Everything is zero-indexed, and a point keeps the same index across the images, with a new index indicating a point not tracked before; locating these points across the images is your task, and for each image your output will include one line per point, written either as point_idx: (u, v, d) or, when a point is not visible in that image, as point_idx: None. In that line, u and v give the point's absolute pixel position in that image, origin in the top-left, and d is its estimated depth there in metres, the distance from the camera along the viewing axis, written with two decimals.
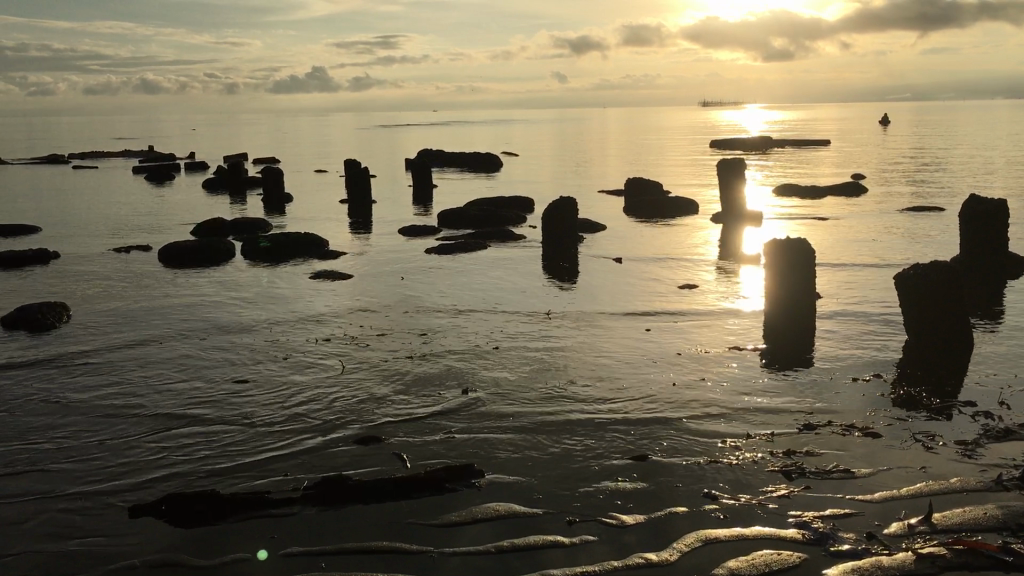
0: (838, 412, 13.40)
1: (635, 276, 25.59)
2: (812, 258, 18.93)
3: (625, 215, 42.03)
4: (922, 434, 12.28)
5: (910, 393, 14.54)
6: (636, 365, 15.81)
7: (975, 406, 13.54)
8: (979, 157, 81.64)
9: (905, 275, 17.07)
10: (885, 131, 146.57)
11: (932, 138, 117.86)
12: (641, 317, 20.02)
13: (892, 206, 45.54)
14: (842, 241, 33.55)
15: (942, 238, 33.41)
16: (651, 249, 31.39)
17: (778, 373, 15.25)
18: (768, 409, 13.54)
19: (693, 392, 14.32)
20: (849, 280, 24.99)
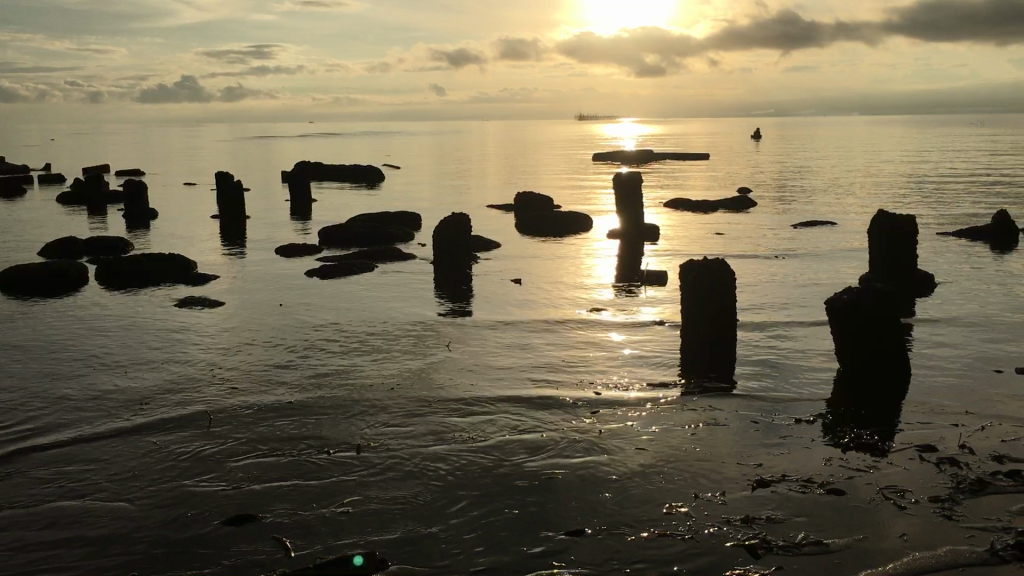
0: (788, 463, 11.85)
1: (536, 301, 23.86)
2: (733, 280, 17.10)
3: (517, 231, 40.32)
4: (888, 489, 10.76)
5: (856, 434, 13.07)
6: (555, 414, 14.03)
7: (933, 449, 12.14)
8: (849, 171, 83.78)
9: (837, 302, 15.62)
10: (755, 146, 150.42)
11: (800, 152, 121.29)
12: (550, 352, 18.28)
13: (781, 220, 45.31)
14: (743, 254, 32.69)
15: (839, 252, 32.86)
16: (547, 268, 29.68)
17: (711, 420, 13.70)
18: (710, 462, 11.93)
19: (621, 445, 12.64)
20: (760, 299, 23.79)
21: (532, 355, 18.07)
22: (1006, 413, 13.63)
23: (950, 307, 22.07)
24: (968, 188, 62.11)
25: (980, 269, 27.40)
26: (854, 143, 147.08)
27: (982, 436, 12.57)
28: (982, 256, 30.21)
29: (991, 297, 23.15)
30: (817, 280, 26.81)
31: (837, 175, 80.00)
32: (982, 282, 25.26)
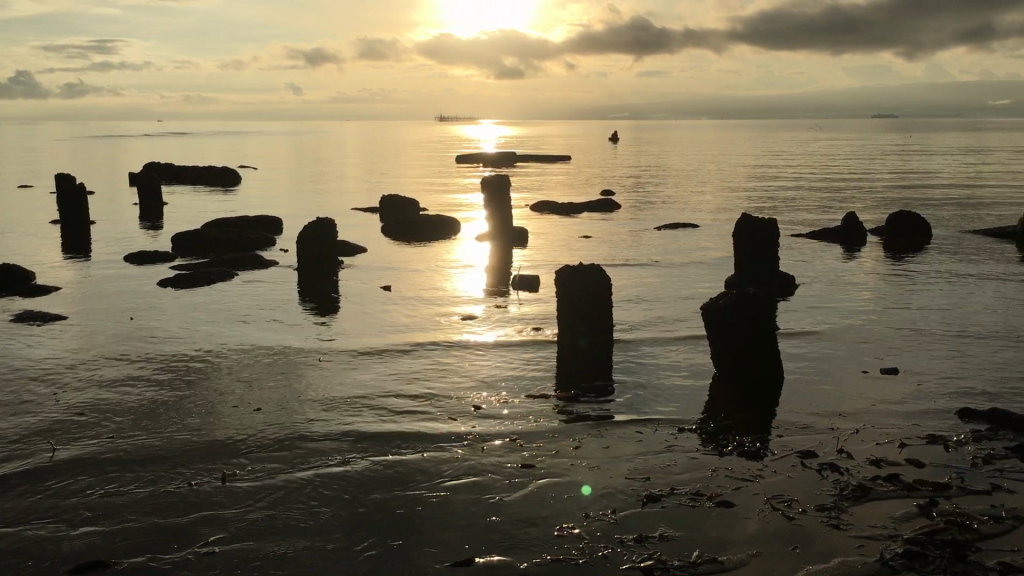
0: (675, 475, 11.66)
1: (407, 308, 23.20)
2: (609, 285, 17.10)
3: (382, 235, 39.45)
4: (775, 499, 10.68)
5: (737, 440, 13.03)
6: (434, 433, 13.42)
7: (813, 454, 12.19)
8: (703, 173, 86.51)
9: (714, 307, 15.61)
10: (612, 148, 153.53)
11: (656, 154, 124.61)
12: (425, 364, 17.69)
13: (644, 221, 46.11)
14: (609, 258, 32.89)
15: (701, 254, 33.57)
16: (415, 273, 29.04)
17: (595, 432, 13.42)
18: (598, 476, 11.61)
19: (505, 464, 12.16)
20: (631, 302, 23.84)
21: (406, 368, 17.38)
22: (875, 414, 13.92)
23: (812, 306, 22.65)
24: (815, 191, 64.92)
25: (835, 270, 28.39)
26: (705, 146, 152.32)
27: (857, 439, 12.74)
28: (835, 257, 31.36)
29: (849, 296, 23.95)
30: (683, 282, 27.19)
31: (693, 177, 82.43)
32: (838, 282, 26.12)
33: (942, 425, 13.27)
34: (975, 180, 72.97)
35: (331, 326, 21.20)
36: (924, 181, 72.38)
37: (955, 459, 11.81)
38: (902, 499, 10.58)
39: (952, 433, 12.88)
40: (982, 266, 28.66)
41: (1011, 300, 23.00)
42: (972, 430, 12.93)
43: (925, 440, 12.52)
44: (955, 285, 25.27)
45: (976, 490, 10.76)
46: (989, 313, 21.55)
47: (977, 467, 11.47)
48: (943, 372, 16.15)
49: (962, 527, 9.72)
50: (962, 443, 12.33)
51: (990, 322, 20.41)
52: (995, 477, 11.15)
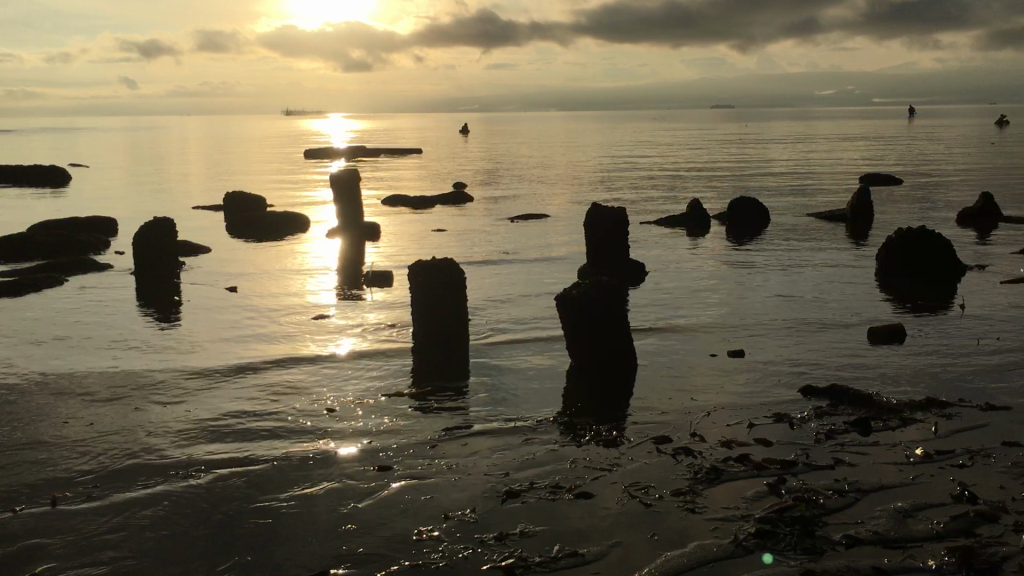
0: (533, 468, 11.58)
1: (255, 310, 22.37)
2: (463, 279, 17.24)
3: (227, 234, 38.06)
4: (633, 487, 10.73)
5: (594, 429, 13.08)
6: (285, 442, 12.91)
7: (668, 439, 12.35)
8: (553, 164, 87.72)
9: (564, 297, 15.83)
10: (463, 141, 153.68)
11: (507, 146, 125.49)
12: (275, 368, 17.05)
13: (497, 214, 46.26)
14: (463, 252, 32.77)
15: (554, 246, 33.93)
16: (263, 274, 28.10)
17: (452, 429, 13.20)
18: (456, 475, 11.40)
19: (360, 468, 11.79)
20: (486, 297, 23.78)
21: (255, 373, 16.68)
22: (725, 396, 14.28)
23: (662, 292, 23.18)
24: (660, 180, 66.91)
25: (682, 258, 29.22)
26: (555, 137, 154.62)
27: (709, 422, 13.01)
28: (681, 244, 32.30)
29: (696, 282, 24.66)
30: (537, 275, 27.37)
31: (544, 168, 83.48)
32: (686, 268, 26.89)
33: (786, 403, 13.74)
34: (807, 167, 76.98)
35: (173, 335, 20.15)
36: (762, 168, 75.76)
37: (800, 436, 12.22)
38: (753, 479, 10.84)
39: (796, 411, 13.36)
40: (816, 249, 30.13)
41: (844, 282, 24.26)
42: (813, 407, 13.44)
43: (771, 419, 12.92)
44: (792, 269, 26.44)
45: (820, 465, 11.16)
46: (824, 294, 22.63)
47: (820, 443, 11.91)
48: (785, 352, 16.79)
49: (808, 503, 10.04)
50: (805, 420, 12.79)
51: (827, 303, 21.43)
52: (837, 451, 11.60)
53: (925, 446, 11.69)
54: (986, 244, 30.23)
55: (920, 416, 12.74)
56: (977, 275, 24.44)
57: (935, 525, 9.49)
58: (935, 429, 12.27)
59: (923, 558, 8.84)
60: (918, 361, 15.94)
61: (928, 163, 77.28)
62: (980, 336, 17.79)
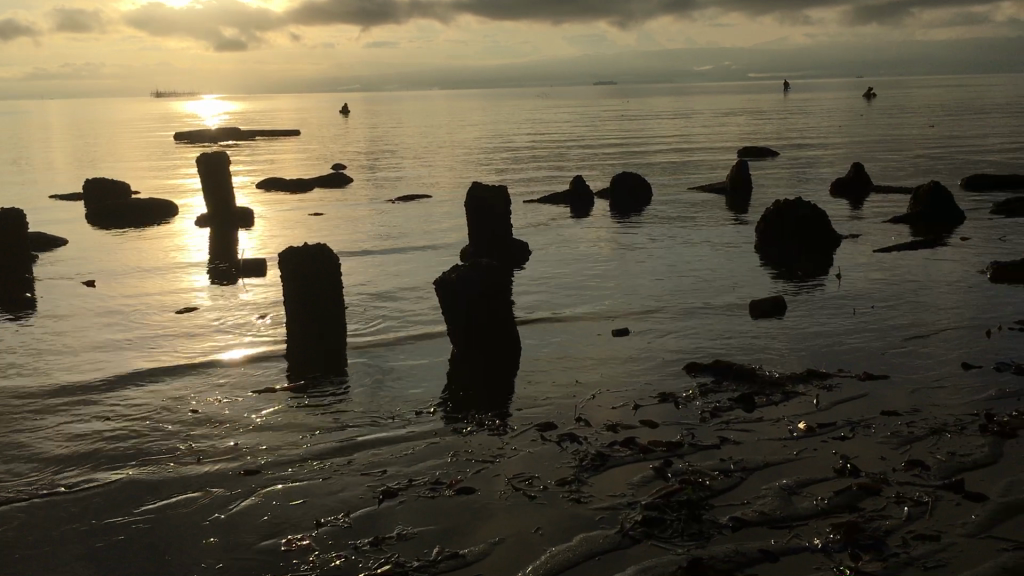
0: (413, 463, 11.02)
1: (117, 305, 21.06)
2: (338, 263, 16.55)
3: (89, 223, 36.01)
4: (516, 479, 10.30)
5: (476, 417, 12.60)
6: (144, 449, 11.96)
7: (552, 425, 11.97)
8: (437, 143, 86.85)
9: (446, 280, 15.25)
10: (344, 121, 150.88)
11: (389, 126, 123.63)
12: (138, 366, 15.98)
13: (379, 196, 45.29)
14: (343, 236, 31.78)
15: (437, 228, 33.35)
16: (129, 265, 26.61)
17: (328, 424, 12.50)
18: (331, 476, 10.73)
19: (226, 475, 10.98)
20: (367, 281, 22.98)
21: (115, 373, 15.54)
22: (610, 377, 13.99)
23: (546, 272, 22.85)
24: (544, 158, 66.92)
25: (566, 236, 29.01)
26: (438, 117, 153.44)
27: (594, 405, 12.69)
28: (565, 222, 32.12)
29: (581, 259, 24.44)
30: (420, 258, 26.74)
31: (427, 148, 82.50)
32: (569, 246, 26.73)
33: (671, 382, 13.55)
34: (686, 141, 78.36)
35: (26, 337, 18.71)
36: (643, 144, 76.79)
37: (686, 416, 12.02)
38: (639, 463, 10.54)
39: (680, 389, 13.19)
40: (697, 224, 30.40)
41: (725, 255, 24.46)
42: (698, 384, 13.28)
43: (657, 400, 12.68)
44: (675, 244, 26.54)
45: (706, 445, 10.95)
46: (706, 269, 22.73)
47: (706, 422, 11.72)
48: (670, 329, 16.66)
49: (694, 485, 9.79)
50: (690, 399, 12.60)
51: (709, 278, 21.50)
52: (722, 430, 11.42)
53: (807, 420, 11.64)
54: (858, 214, 31.13)
55: (802, 390, 12.73)
56: (851, 244, 25.02)
57: (819, 501, 9.37)
58: (816, 402, 12.25)
59: (809, 536, 8.66)
60: (798, 333, 16.03)
61: (799, 136, 79.70)
62: (856, 305, 18.09)
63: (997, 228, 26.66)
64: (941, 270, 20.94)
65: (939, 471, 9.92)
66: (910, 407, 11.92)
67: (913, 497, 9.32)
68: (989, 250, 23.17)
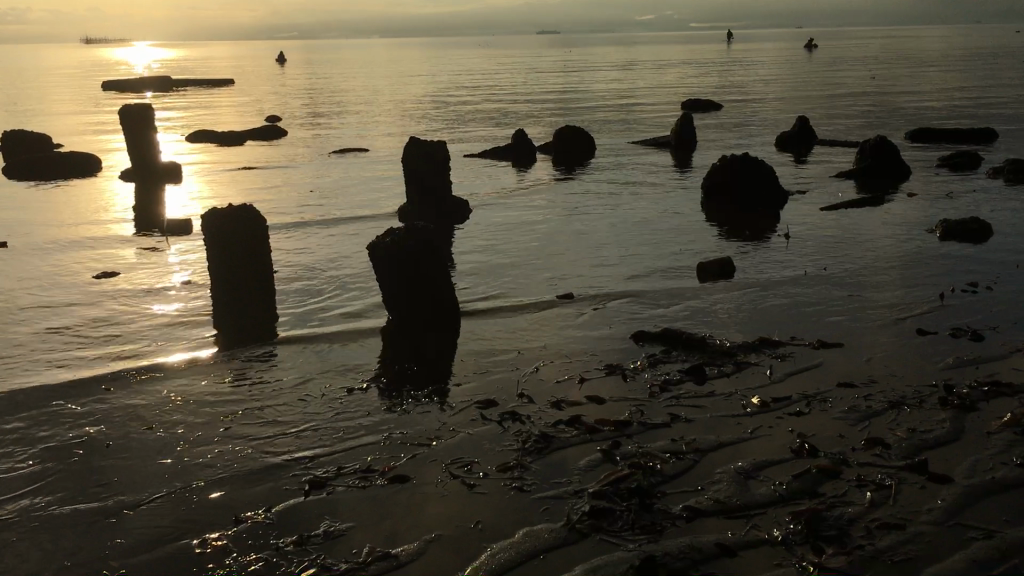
0: (342, 446, 10.20)
1: (34, 270, 19.76)
2: (264, 227, 15.50)
3: (6, 178, 34.09)
4: (455, 465, 9.54)
5: (412, 392, 11.80)
6: (46, 434, 10.94)
7: (493, 402, 11.23)
8: (376, 94, 84.97)
9: (382, 246, 14.36)
10: (281, 70, 147.12)
11: (326, 76, 120.75)
12: (52, 341, 14.85)
13: (315, 149, 43.87)
14: (277, 191, 30.48)
15: (375, 183, 32.25)
16: (46, 224, 25.09)
17: (252, 402, 11.59)
18: (254, 463, 9.87)
19: (137, 465, 10.04)
20: (300, 241, 21.94)
21: (28, 350, 14.40)
22: (555, 346, 13.30)
23: (488, 230, 22.02)
24: (486, 111, 65.69)
25: (509, 193, 28.16)
26: (378, 66, 150.64)
27: (538, 380, 11.96)
28: (508, 178, 31.26)
29: (523, 217, 23.64)
30: (356, 215, 25.72)
31: (365, 99, 80.57)
32: (512, 204, 25.93)
33: (618, 352, 12.90)
34: (629, 94, 77.71)
35: None
36: (585, 97, 75.99)
37: (634, 390, 11.39)
38: (586, 445, 9.88)
39: (628, 361, 12.52)
40: (642, 180, 29.77)
41: (671, 213, 23.89)
42: (646, 354, 12.66)
43: (603, 373, 12.03)
44: (620, 201, 25.89)
45: (656, 424, 10.33)
46: (653, 227, 22.13)
47: (656, 397, 11.11)
48: (617, 294, 15.99)
49: (645, 470, 9.14)
50: (638, 371, 11.97)
51: (656, 238, 20.88)
52: (673, 406, 10.81)
53: (760, 393, 11.10)
54: (803, 169, 30.83)
55: (755, 360, 12.19)
56: (799, 201, 24.64)
57: (778, 487, 8.79)
58: (769, 374, 11.71)
59: (768, 528, 8.08)
60: (748, 298, 15.48)
61: (741, 88, 79.53)
62: (807, 266, 17.64)
63: (942, 183, 26.51)
64: (890, 229, 20.61)
65: (900, 451, 9.44)
66: (866, 379, 11.46)
67: (875, 481, 8.81)
68: (936, 207, 22.94)
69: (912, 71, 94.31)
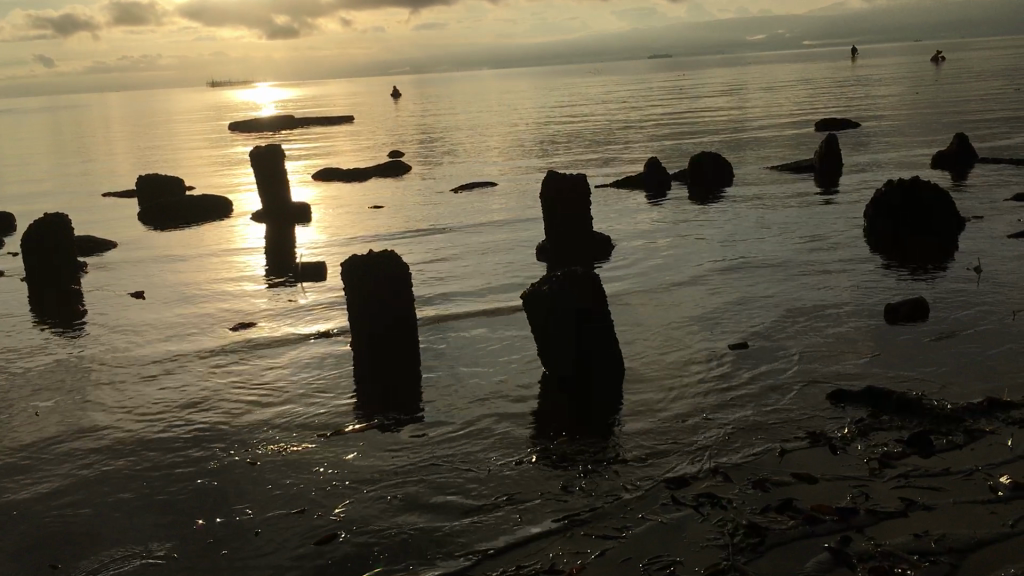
0: (520, 535, 8.86)
1: (175, 313, 19.34)
2: (407, 278, 14.36)
3: (143, 222, 34.44)
4: (654, 565, 8.09)
5: (587, 464, 10.37)
6: (202, 514, 10.01)
7: (685, 479, 9.71)
8: (493, 125, 84.98)
9: (538, 294, 13.06)
10: (399, 104, 149.58)
11: (441, 109, 121.88)
12: (198, 392, 14.11)
13: (439, 182, 43.34)
14: (404, 227, 29.76)
15: (504, 214, 31.18)
16: (183, 267, 24.95)
17: (414, 476, 10.40)
18: (426, 558, 8.64)
19: (291, 558, 8.89)
20: (432, 280, 20.80)
21: (174, 402, 13.71)
22: (743, 410, 11.60)
23: (633, 268, 20.46)
24: (605, 138, 64.37)
25: (647, 224, 26.55)
26: (489, 97, 151.56)
27: (730, 452, 10.36)
28: (642, 209, 29.67)
29: (667, 252, 22.08)
30: (489, 248, 24.63)
31: (484, 130, 80.56)
32: (652, 236, 24.40)
33: (817, 416, 11.19)
34: (748, 116, 75.29)
35: (80, 351, 17.08)
36: (705, 121, 73.76)
37: (849, 466, 9.69)
38: (809, 540, 8.25)
39: (831, 427, 10.82)
40: (789, 207, 27.69)
41: (832, 242, 21.88)
42: (852, 419, 10.93)
43: (807, 443, 10.36)
44: (770, 230, 24.02)
45: (888, 513, 8.63)
46: (816, 259, 20.11)
47: (878, 476, 9.39)
48: (801, 342, 14.12)
49: None
50: (848, 442, 10.26)
51: (824, 271, 18.86)
52: (901, 488, 9.08)
53: (1008, 473, 9.23)
54: (967, 190, 28.20)
55: (988, 428, 10.30)
56: (972, 229, 22.25)
57: None
58: (1010, 446, 9.82)
59: None
60: (953, 345, 13.49)
61: (869, 107, 76.04)
62: (1014, 304, 15.34)
63: None
64: None
65: None
66: None
67: None
68: None
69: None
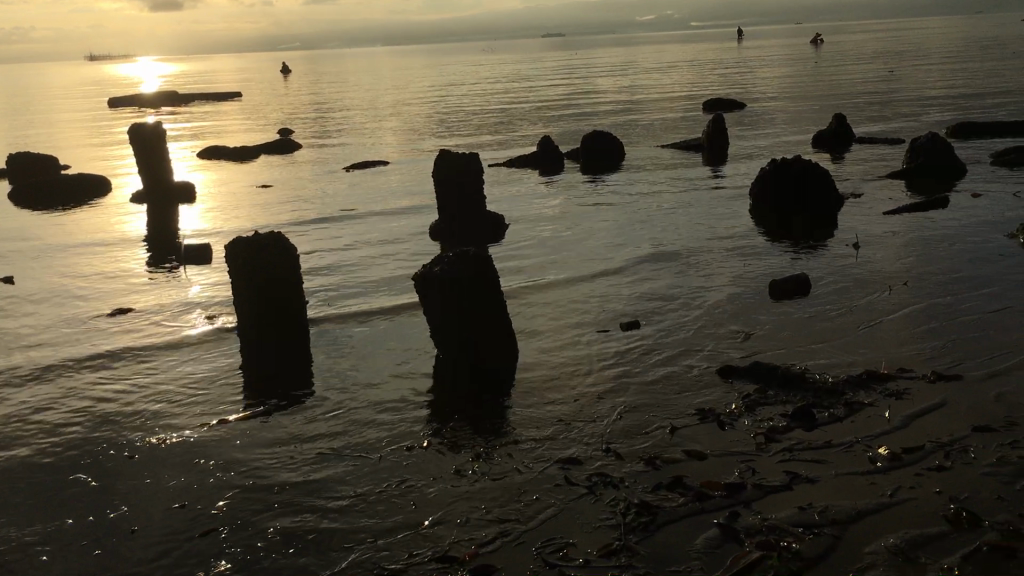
0: (411, 522, 8.72)
1: (50, 303, 18.47)
2: (294, 256, 14.02)
3: (15, 203, 32.77)
4: (548, 548, 8.07)
5: (480, 447, 10.29)
6: (76, 511, 9.53)
7: (577, 459, 9.73)
8: (385, 103, 84.04)
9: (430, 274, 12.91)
10: (289, 81, 146.41)
11: (332, 87, 119.69)
12: (74, 383, 13.47)
13: (330, 161, 42.56)
14: (293, 207, 29.11)
15: (397, 193, 30.84)
16: (59, 254, 23.84)
17: (303, 465, 10.13)
18: (314, 549, 8.41)
19: (172, 555, 8.53)
20: (322, 261, 20.40)
21: (47, 396, 13.06)
22: (633, 388, 11.70)
23: (525, 248, 20.50)
24: (499, 117, 64.38)
25: (540, 203, 26.64)
26: (382, 74, 149.71)
27: (623, 430, 10.44)
28: (535, 188, 29.74)
29: (559, 231, 22.20)
30: (380, 228, 24.31)
31: (376, 108, 79.59)
32: (545, 216, 24.50)
33: (706, 392, 11.36)
34: (639, 96, 76.42)
35: None
36: (597, 100, 74.53)
37: (737, 441, 9.86)
38: (699, 517, 8.36)
39: (719, 402, 11.01)
40: (678, 186, 28.17)
41: (719, 220, 22.35)
42: (739, 395, 11.15)
43: (696, 420, 10.52)
44: (659, 209, 24.41)
45: (774, 486, 8.82)
46: (704, 237, 20.49)
47: (765, 450, 9.59)
48: (688, 320, 14.33)
49: (780, 554, 7.63)
50: (736, 417, 10.45)
51: (711, 248, 19.24)
52: (787, 462, 9.30)
53: (886, 444, 9.55)
54: (845, 168, 29.25)
55: (867, 400, 10.65)
56: (851, 206, 23.05)
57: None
58: (888, 417, 10.17)
59: None
60: (834, 319, 13.89)
61: (755, 87, 78.15)
62: (890, 279, 15.89)
63: (998, 181, 24.90)
64: (966, 234, 18.84)
65: None
66: (1003, 421, 9.87)
67: None
68: (1009, 208, 21.20)
69: (928, 62, 92.79)
